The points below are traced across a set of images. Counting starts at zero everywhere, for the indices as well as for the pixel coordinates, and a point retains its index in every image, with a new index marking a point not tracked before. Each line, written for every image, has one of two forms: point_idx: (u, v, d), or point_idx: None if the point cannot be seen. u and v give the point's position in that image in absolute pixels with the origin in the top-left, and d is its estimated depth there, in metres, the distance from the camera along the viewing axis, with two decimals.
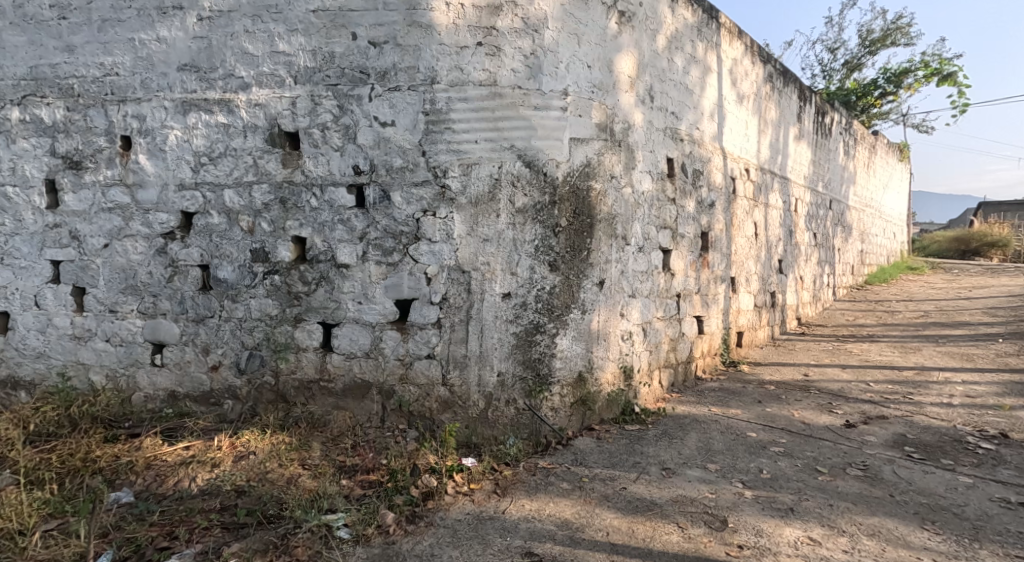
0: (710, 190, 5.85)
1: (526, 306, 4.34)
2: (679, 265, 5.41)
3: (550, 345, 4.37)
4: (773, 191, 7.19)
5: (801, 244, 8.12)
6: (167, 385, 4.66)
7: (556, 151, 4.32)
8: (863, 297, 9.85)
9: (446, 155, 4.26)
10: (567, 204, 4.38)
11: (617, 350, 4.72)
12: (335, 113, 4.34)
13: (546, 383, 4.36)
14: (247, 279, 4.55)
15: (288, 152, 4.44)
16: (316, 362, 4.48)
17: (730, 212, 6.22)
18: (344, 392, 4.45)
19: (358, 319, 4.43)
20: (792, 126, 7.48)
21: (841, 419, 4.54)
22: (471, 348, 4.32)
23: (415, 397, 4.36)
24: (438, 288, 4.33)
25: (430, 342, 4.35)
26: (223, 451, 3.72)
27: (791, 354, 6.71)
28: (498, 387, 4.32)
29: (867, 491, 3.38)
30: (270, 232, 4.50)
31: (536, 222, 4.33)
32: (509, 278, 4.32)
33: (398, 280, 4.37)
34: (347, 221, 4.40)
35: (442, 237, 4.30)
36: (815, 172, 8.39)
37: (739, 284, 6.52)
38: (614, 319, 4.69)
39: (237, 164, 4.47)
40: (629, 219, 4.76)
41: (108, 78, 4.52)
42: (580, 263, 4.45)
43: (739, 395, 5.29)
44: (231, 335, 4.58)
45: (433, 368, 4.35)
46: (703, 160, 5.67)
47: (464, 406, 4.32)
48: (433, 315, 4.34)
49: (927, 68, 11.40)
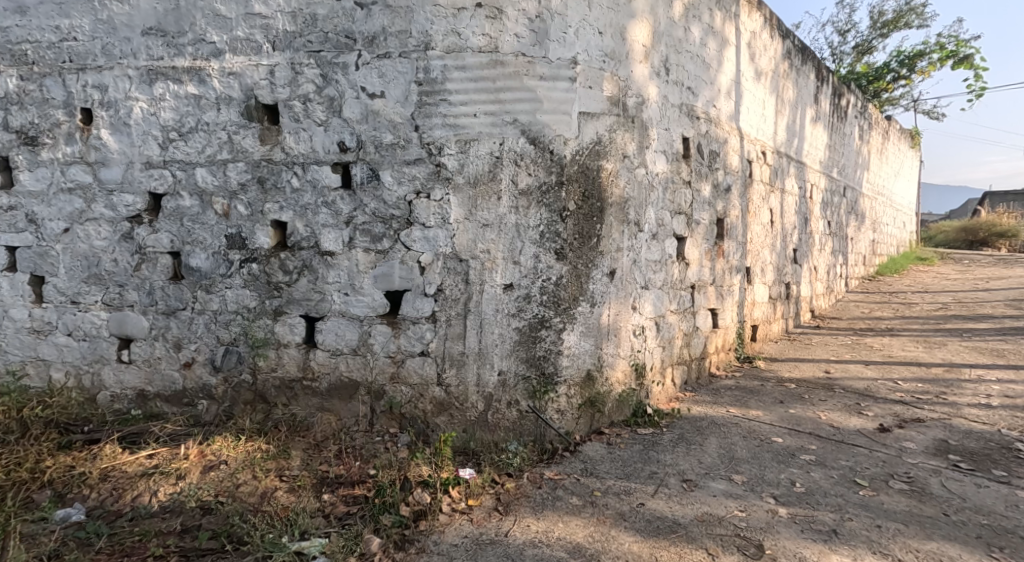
0: (727, 173, 5.44)
1: (530, 298, 3.94)
2: (693, 254, 5.02)
3: (556, 342, 3.97)
4: (789, 176, 6.78)
5: (815, 233, 7.72)
6: (135, 384, 4.26)
7: (563, 127, 3.90)
8: (876, 288, 9.47)
9: (442, 130, 3.83)
10: (576, 186, 3.96)
11: (628, 347, 4.32)
12: (319, 83, 3.91)
13: (552, 383, 3.96)
14: (222, 268, 4.13)
15: (267, 126, 4.00)
16: (299, 359, 4.08)
17: (746, 197, 5.82)
18: (329, 392, 4.05)
19: (345, 312, 4.02)
20: (809, 107, 7.06)
21: (874, 423, 4.14)
22: (469, 344, 3.92)
23: (407, 398, 3.97)
24: (433, 278, 3.92)
25: (425, 338, 3.94)
26: (191, 460, 3.32)
27: (809, 349, 6.32)
28: (499, 388, 3.92)
29: (918, 509, 3.00)
30: (247, 216, 4.08)
31: (542, 206, 3.91)
32: (511, 267, 3.92)
33: (388, 269, 3.96)
34: (331, 204, 3.98)
35: (437, 222, 3.89)
36: (830, 157, 7.98)
37: (754, 275, 6.13)
38: (625, 313, 4.28)
39: (210, 140, 4.04)
40: (642, 204, 4.35)
41: (65, 44, 4.08)
42: (590, 251, 4.04)
43: (758, 395, 4.90)
44: (205, 329, 4.17)
45: (427, 367, 3.94)
46: (719, 140, 5.25)
47: (461, 408, 3.93)
48: (428, 308, 3.93)
49: (942, 50, 10.94)
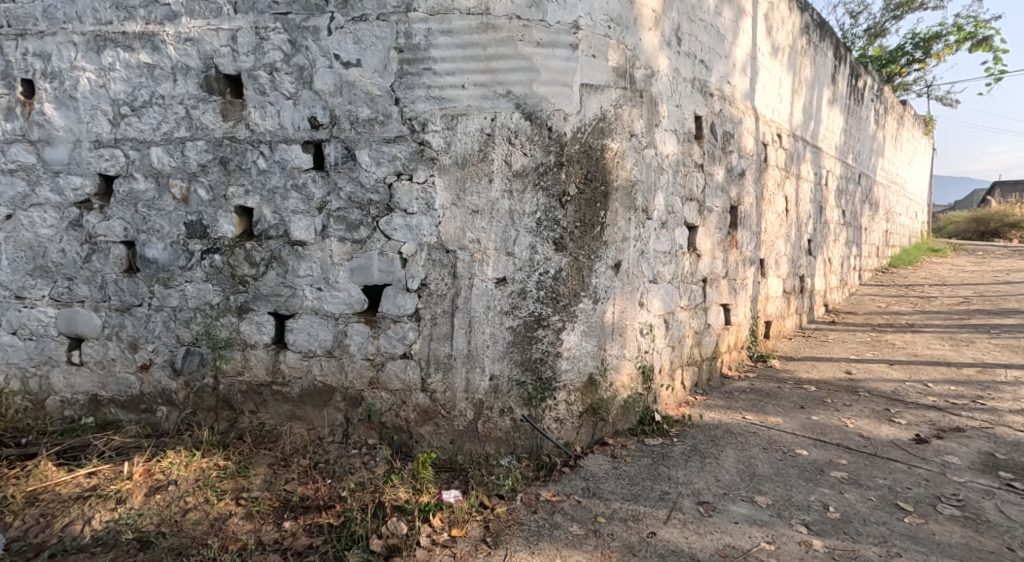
0: (741, 157, 5.00)
1: (525, 294, 3.51)
2: (705, 245, 4.60)
3: (554, 343, 3.54)
4: (805, 161, 6.34)
5: (830, 223, 7.28)
6: (87, 388, 3.83)
7: (563, 100, 3.46)
8: (891, 281, 9.04)
9: (426, 104, 3.40)
10: (577, 168, 3.52)
11: (634, 348, 3.89)
12: (286, 50, 3.46)
13: (550, 389, 3.55)
14: (181, 259, 3.69)
15: (229, 100, 3.55)
16: (268, 361, 3.67)
17: (761, 183, 5.38)
18: (301, 398, 3.64)
19: (318, 310, 3.60)
20: (826, 88, 6.60)
21: (910, 432, 3.72)
22: (457, 346, 3.51)
23: (387, 405, 3.56)
24: (416, 271, 3.50)
25: (407, 338, 3.53)
26: (135, 480, 2.91)
27: (826, 347, 5.90)
28: (490, 395, 3.52)
29: (977, 543, 2.59)
30: (208, 202, 3.64)
31: (539, 190, 3.47)
32: (503, 259, 3.49)
33: (366, 261, 3.53)
34: (302, 187, 3.54)
35: (421, 208, 3.46)
36: (846, 142, 7.53)
37: (768, 268, 5.71)
38: (632, 310, 3.85)
39: (166, 115, 3.59)
40: (651, 188, 3.91)
41: (3, 7, 3.63)
42: (592, 241, 3.60)
43: (776, 399, 4.48)
44: (163, 327, 3.74)
45: (409, 371, 3.53)
46: (734, 120, 4.81)
47: (448, 417, 3.53)
48: (410, 305, 3.52)
49: (960, 31, 10.46)
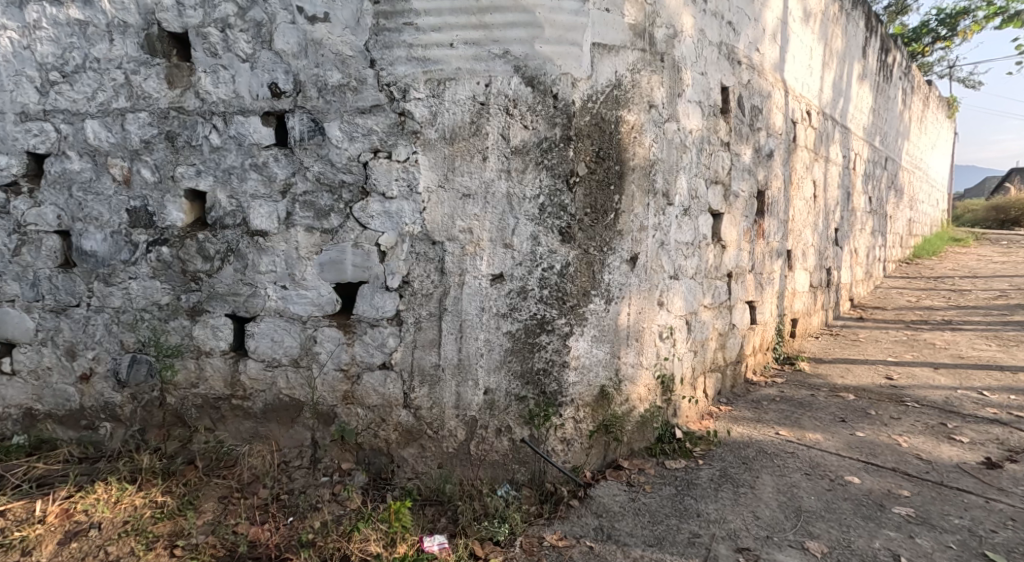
0: (770, 136, 4.44)
1: (525, 293, 2.98)
2: (730, 235, 4.05)
3: (560, 350, 3.01)
4: (834, 142, 5.78)
5: (856, 211, 6.72)
6: (21, 401, 3.30)
7: (571, 62, 2.90)
8: (917, 273, 8.48)
9: (406, 66, 2.85)
10: (588, 144, 2.97)
11: (652, 354, 3.37)
12: (241, 3, 2.91)
13: (555, 405, 3.02)
14: (124, 252, 3.14)
15: (175, 63, 3.00)
16: (226, 371, 3.14)
17: (789, 165, 4.82)
18: (265, 415, 3.13)
19: (283, 311, 3.08)
20: (857, 61, 6.02)
21: (978, 455, 3.22)
22: (446, 354, 2.99)
23: (364, 423, 3.05)
24: (396, 267, 2.97)
25: (387, 345, 3.01)
26: (47, 523, 2.55)
27: (858, 346, 5.36)
28: (485, 411, 3.01)
29: None
30: (154, 184, 3.08)
31: (542, 169, 2.93)
32: (500, 252, 2.95)
33: (337, 255, 3.00)
34: (262, 167, 2.99)
35: (401, 191, 2.92)
36: (874, 122, 6.95)
37: (796, 260, 5.17)
38: (650, 311, 3.32)
39: (102, 82, 3.03)
40: (673, 169, 3.37)
41: None
42: (605, 231, 3.05)
43: (812, 410, 3.95)
44: (104, 332, 3.20)
45: (390, 384, 3.02)
46: (762, 93, 4.24)
47: (435, 438, 3.02)
48: (391, 306, 2.99)
49: (990, 6, 9.81)
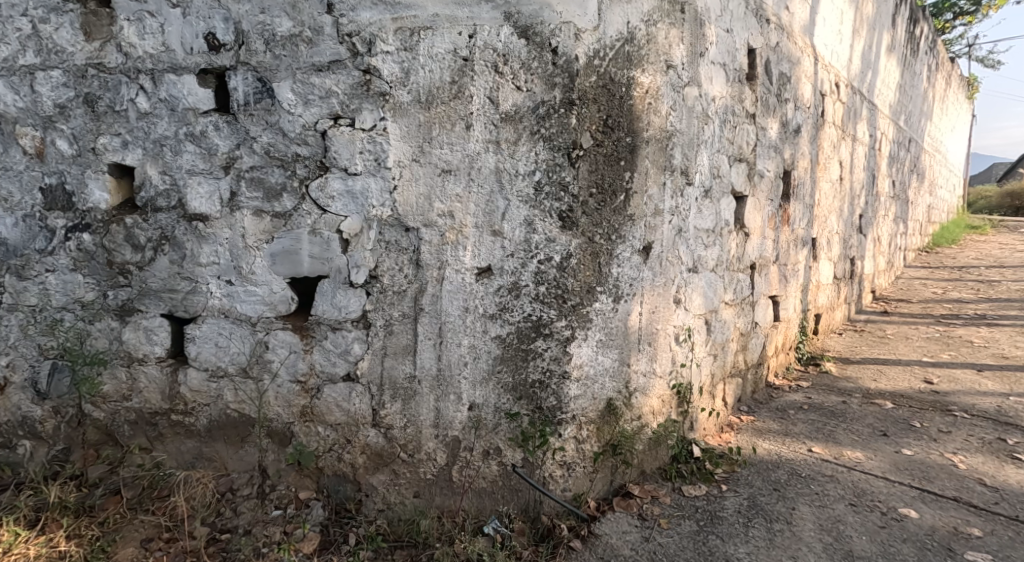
0: (798, 109, 3.92)
1: (518, 291, 2.48)
2: (754, 222, 3.55)
3: (559, 359, 2.51)
4: (861, 120, 5.26)
5: (880, 195, 6.20)
6: None
7: (573, 8, 2.38)
8: (939, 263, 7.98)
9: (372, 13, 2.34)
10: (593, 110, 2.45)
11: (667, 361, 2.88)
12: None
13: (553, 423, 2.53)
14: (39, 240, 2.63)
15: (93, 10, 2.47)
16: (162, 382, 2.64)
17: (817, 143, 4.31)
18: (210, 434, 2.64)
19: (228, 311, 2.57)
20: (886, 31, 5.49)
21: None
22: (423, 364, 2.50)
23: (326, 445, 2.57)
24: (361, 258, 2.47)
25: (352, 352, 2.51)
26: None
27: (888, 344, 4.87)
28: (469, 430, 2.53)
29: None
30: (72, 157, 2.56)
31: (538, 140, 2.41)
32: (488, 241, 2.45)
33: (292, 244, 2.50)
34: (199, 137, 2.47)
35: (367, 166, 2.41)
36: (900, 100, 6.42)
37: (820, 249, 4.68)
38: (666, 310, 2.82)
39: (5, 32, 2.50)
40: (693, 142, 2.85)
41: None
42: (614, 216, 2.54)
43: (847, 421, 3.45)
44: (18, 334, 2.68)
45: (356, 398, 2.53)
46: (791, 59, 3.72)
47: (410, 463, 2.54)
48: (355, 306, 2.49)
49: None
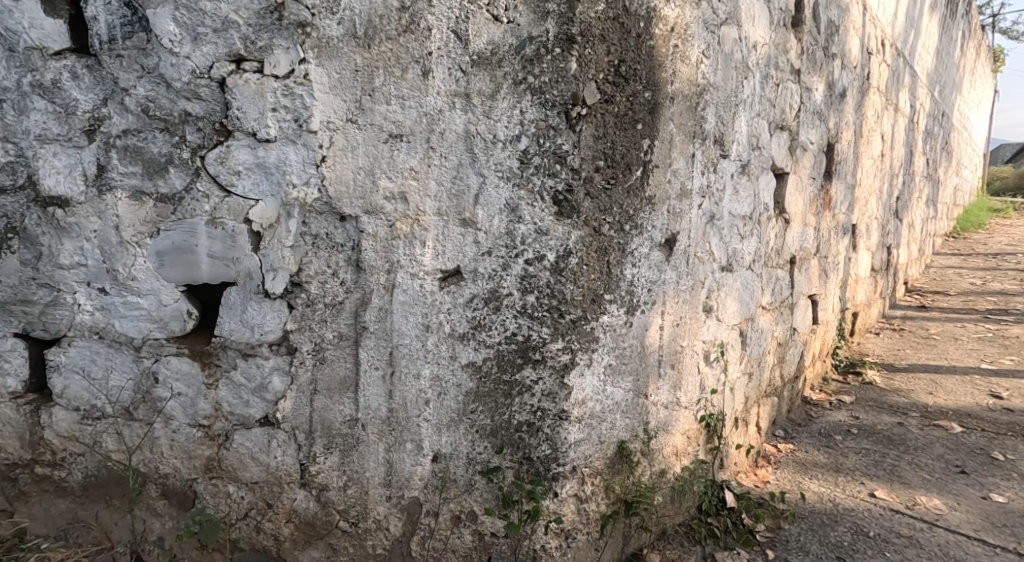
0: (844, 68, 3.22)
1: (498, 302, 1.79)
2: (796, 206, 2.87)
3: (554, 395, 1.82)
4: (903, 88, 4.56)
5: (915, 174, 5.52)
6: None
7: None
8: (971, 250, 7.31)
9: None
10: (601, 51, 1.73)
11: (695, 387, 2.21)
12: None
13: (546, 480, 1.84)
14: None
15: None
16: (20, 425, 1.94)
17: (861, 111, 3.61)
18: (87, 493, 1.95)
19: (103, 330, 1.88)
20: None
21: None
22: (369, 402, 1.83)
23: (240, 510, 1.90)
24: (278, 260, 1.78)
25: (270, 386, 1.83)
26: None
27: (935, 346, 4.21)
28: (433, 492, 1.86)
29: None
30: None
31: (525, 92, 1.72)
32: (455, 234, 1.77)
33: (184, 239, 1.81)
34: (52, 89, 1.77)
35: (284, 130, 1.72)
36: (937, 67, 5.71)
37: (859, 237, 4.00)
38: (694, 321, 2.15)
39: None
40: (731, 102, 2.16)
41: None
42: (628, 198, 1.84)
43: (912, 451, 2.80)
44: None
45: (277, 449, 1.86)
46: (840, 5, 3.02)
47: (353, 534, 1.87)
48: (272, 324, 1.81)
49: None
